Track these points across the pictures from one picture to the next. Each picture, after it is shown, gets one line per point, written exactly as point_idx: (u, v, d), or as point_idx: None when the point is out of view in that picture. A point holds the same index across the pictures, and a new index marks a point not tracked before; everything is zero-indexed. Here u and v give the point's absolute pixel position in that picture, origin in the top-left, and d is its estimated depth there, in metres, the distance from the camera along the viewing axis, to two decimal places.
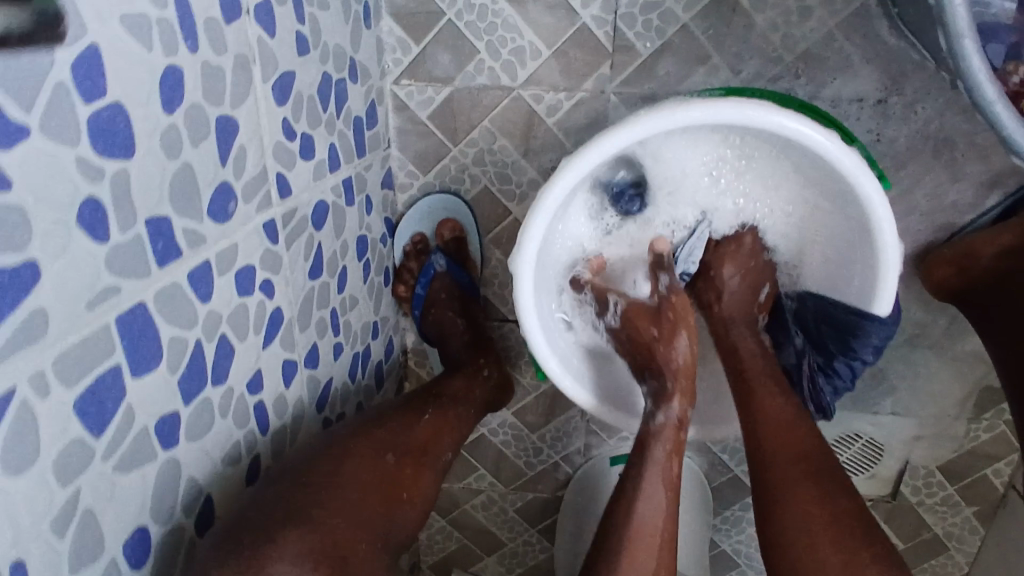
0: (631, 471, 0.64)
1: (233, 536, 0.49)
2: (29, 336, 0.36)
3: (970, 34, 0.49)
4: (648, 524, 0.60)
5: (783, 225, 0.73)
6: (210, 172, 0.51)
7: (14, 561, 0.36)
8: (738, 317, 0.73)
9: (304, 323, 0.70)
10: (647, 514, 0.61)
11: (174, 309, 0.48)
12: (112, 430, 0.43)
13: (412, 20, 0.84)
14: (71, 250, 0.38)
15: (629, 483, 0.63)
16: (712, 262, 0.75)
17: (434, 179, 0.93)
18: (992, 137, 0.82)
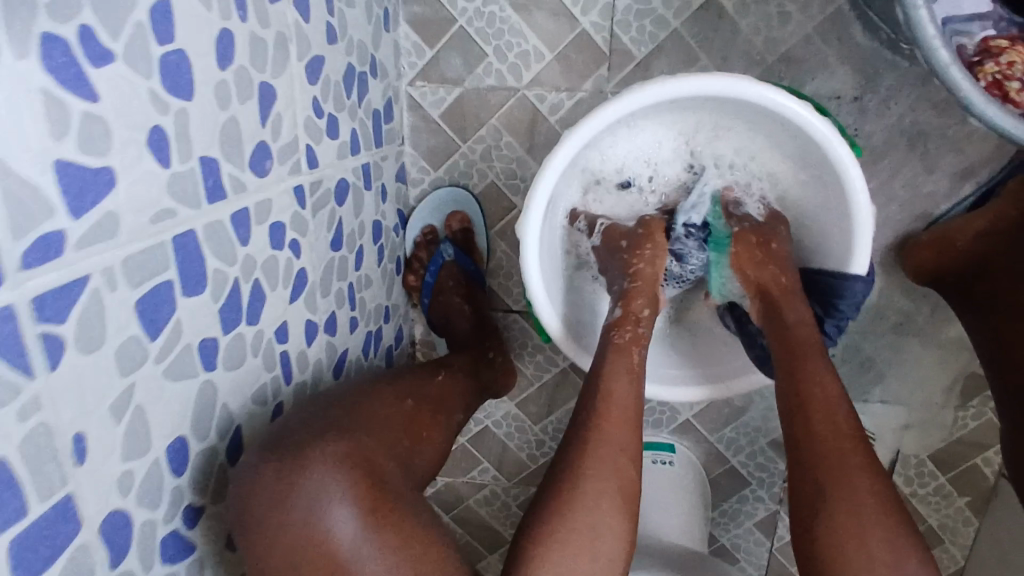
0: (604, 361, 0.68)
1: (277, 443, 0.52)
2: (102, 233, 0.41)
3: (924, 5, 0.56)
4: (621, 409, 0.64)
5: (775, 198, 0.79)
6: (252, 129, 0.58)
7: (76, 433, 0.40)
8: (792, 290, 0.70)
9: (325, 289, 0.75)
10: (621, 401, 0.65)
11: (218, 243, 0.54)
12: (164, 337, 0.48)
13: (426, 27, 0.92)
14: (140, 167, 0.44)
15: (604, 371, 0.67)
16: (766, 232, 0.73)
17: (444, 174, 1.00)
18: (961, 130, 0.89)
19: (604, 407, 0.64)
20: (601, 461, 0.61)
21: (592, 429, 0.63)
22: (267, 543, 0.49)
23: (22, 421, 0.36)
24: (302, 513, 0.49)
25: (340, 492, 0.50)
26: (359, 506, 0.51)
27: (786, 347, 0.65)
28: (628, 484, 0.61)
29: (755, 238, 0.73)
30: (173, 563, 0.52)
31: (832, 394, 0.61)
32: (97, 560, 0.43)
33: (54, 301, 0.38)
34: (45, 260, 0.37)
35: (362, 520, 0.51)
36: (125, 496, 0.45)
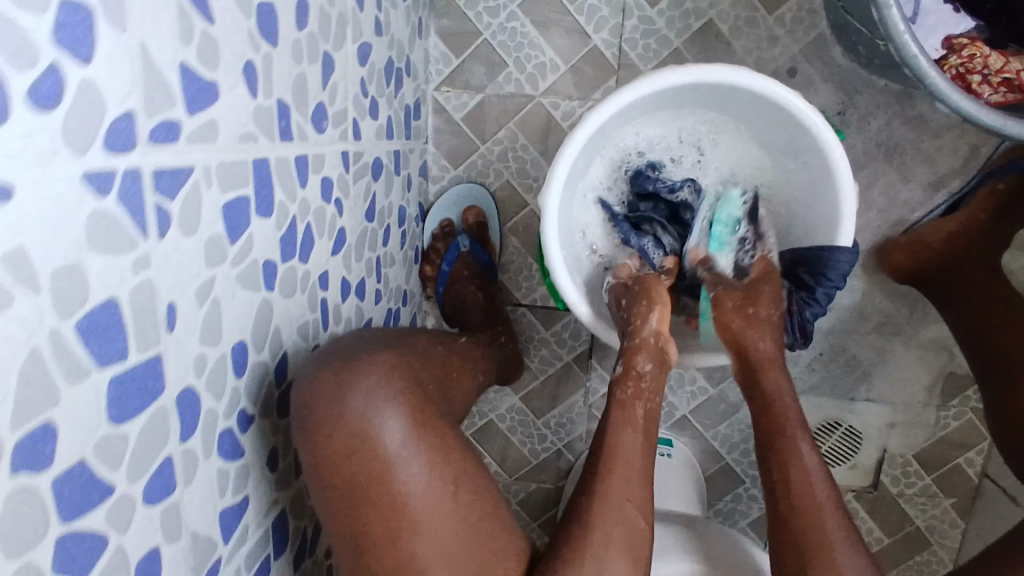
0: (608, 416, 0.72)
1: (338, 358, 0.61)
2: (204, 135, 0.48)
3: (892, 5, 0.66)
4: (628, 462, 0.69)
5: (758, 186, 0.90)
6: (315, 88, 0.66)
7: (169, 301, 0.46)
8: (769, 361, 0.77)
9: (358, 254, 0.82)
10: (628, 457, 0.69)
11: (284, 179, 0.61)
12: (239, 245, 0.54)
13: (454, 39, 1.03)
14: (235, 90, 0.52)
15: (609, 428, 0.71)
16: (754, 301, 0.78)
17: (463, 172, 1.08)
18: (933, 144, 0.99)
19: (611, 458, 0.69)
20: (608, 512, 0.66)
21: (599, 479, 0.67)
22: (325, 435, 0.57)
23: (135, 273, 0.42)
24: (358, 410, 0.58)
25: (389, 398, 0.60)
26: (405, 409, 0.60)
27: (769, 421, 0.74)
28: (632, 534, 0.66)
29: (735, 302, 0.78)
30: (227, 460, 0.56)
31: (810, 470, 0.71)
32: (172, 429, 0.48)
33: (166, 178, 0.44)
34: (164, 141, 0.44)
35: (406, 424, 0.60)
36: (198, 378, 0.51)
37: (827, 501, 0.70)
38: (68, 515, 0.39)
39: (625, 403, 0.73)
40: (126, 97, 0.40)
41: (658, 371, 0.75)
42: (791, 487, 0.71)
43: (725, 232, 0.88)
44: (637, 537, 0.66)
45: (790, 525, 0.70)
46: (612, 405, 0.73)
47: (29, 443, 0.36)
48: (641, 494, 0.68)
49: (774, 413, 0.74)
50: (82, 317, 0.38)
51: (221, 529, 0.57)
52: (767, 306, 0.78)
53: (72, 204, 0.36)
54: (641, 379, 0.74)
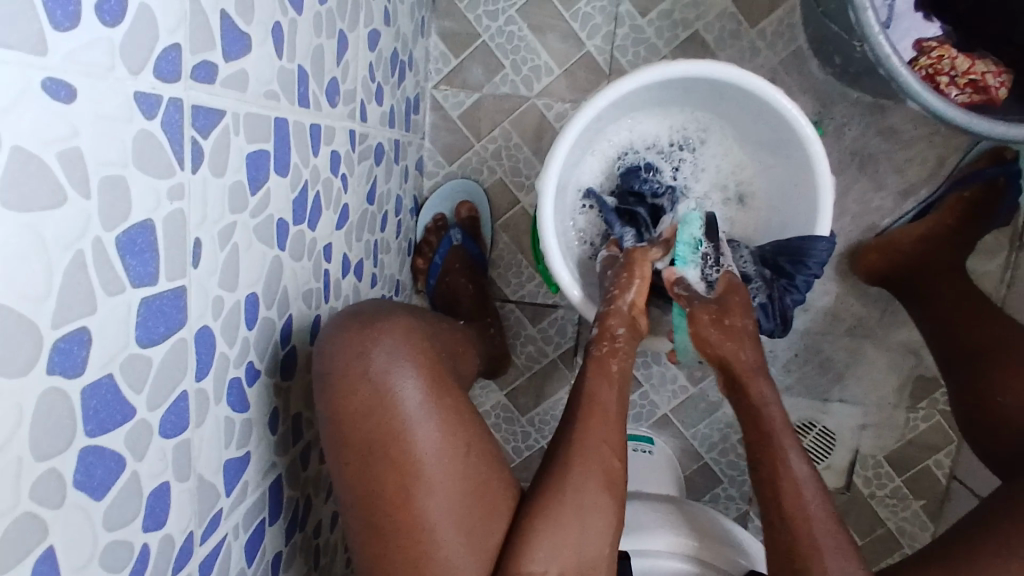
0: (585, 372, 0.74)
1: (358, 320, 0.64)
2: (235, 83, 0.50)
3: (870, 8, 0.73)
4: (604, 409, 0.71)
5: (740, 182, 0.95)
6: (330, 62, 0.69)
7: (195, 237, 0.47)
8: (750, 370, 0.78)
9: (358, 234, 0.84)
10: (604, 404, 0.71)
11: (299, 142, 0.63)
12: (258, 197, 0.56)
13: (454, 39, 1.07)
14: (264, 47, 0.54)
15: (586, 383, 0.73)
16: (730, 315, 0.79)
17: (457, 169, 1.12)
18: (903, 155, 1.06)
19: (589, 406, 0.71)
20: (586, 453, 0.67)
21: (576, 424, 0.69)
22: (347, 389, 0.59)
23: (170, 200, 0.43)
24: (380, 366, 0.60)
25: (408, 359, 0.62)
26: (422, 371, 0.62)
27: (756, 431, 0.76)
28: (610, 471, 0.67)
29: (711, 316, 0.78)
30: (233, 410, 0.56)
31: (800, 480, 0.72)
32: (189, 364, 0.48)
33: (203, 117, 0.46)
34: (203, 81, 0.46)
35: (423, 383, 0.62)
36: (214, 320, 0.51)
37: (818, 510, 0.70)
38: (93, 429, 0.39)
39: (601, 360, 0.75)
40: (175, 30, 0.42)
41: (630, 334, 0.77)
42: (781, 497, 0.71)
43: (689, 251, 0.85)
44: (615, 478, 0.67)
45: (780, 533, 0.70)
46: (588, 363, 0.75)
47: (64, 346, 0.36)
48: (617, 437, 0.70)
49: (762, 423, 0.75)
50: (122, 233, 0.39)
51: (224, 480, 0.56)
52: (737, 318, 0.79)
53: (120, 119, 0.38)
54: (615, 339, 0.76)
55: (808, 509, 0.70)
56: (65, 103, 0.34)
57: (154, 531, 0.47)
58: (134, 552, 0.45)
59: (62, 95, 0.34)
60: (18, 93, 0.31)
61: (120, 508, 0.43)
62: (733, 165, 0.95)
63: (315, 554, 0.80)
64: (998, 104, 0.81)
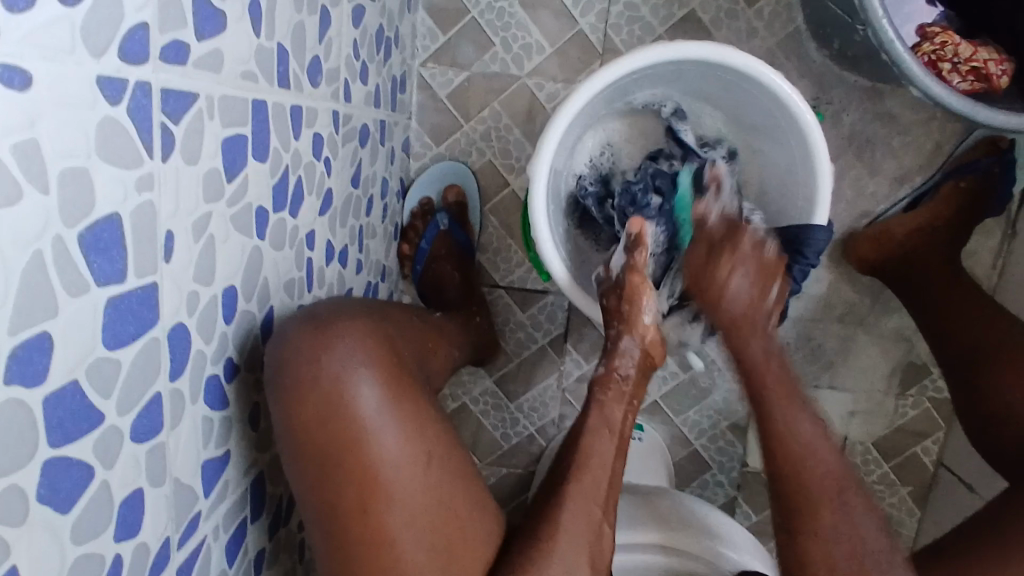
0: (587, 418, 0.73)
1: (309, 321, 0.60)
2: (209, 64, 0.47)
3: None
4: (600, 467, 0.69)
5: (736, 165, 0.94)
6: (312, 39, 0.65)
7: (166, 230, 0.44)
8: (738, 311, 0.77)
9: (343, 219, 0.81)
10: (595, 466, 0.69)
11: (279, 125, 0.60)
12: (236, 184, 0.53)
13: (442, 15, 1.03)
14: (240, 25, 0.51)
15: (585, 430, 0.72)
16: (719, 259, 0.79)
17: (446, 150, 1.08)
18: (900, 141, 1.05)
19: (583, 459, 0.69)
20: (575, 511, 0.66)
21: (569, 481, 0.68)
22: (300, 395, 0.56)
23: (139, 191, 0.40)
24: (334, 372, 0.57)
25: (365, 362, 0.59)
26: (378, 375, 0.59)
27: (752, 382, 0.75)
28: (597, 535, 0.67)
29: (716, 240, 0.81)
30: (211, 408, 0.54)
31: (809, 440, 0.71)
32: (162, 365, 0.46)
33: (174, 101, 0.43)
34: (174, 61, 0.43)
35: (381, 388, 0.58)
36: (189, 316, 0.48)
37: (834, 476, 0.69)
38: (58, 441, 0.37)
39: (604, 403, 0.74)
40: (141, 8, 0.39)
41: (642, 370, 0.77)
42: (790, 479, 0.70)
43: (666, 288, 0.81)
44: (602, 553, 0.67)
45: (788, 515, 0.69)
46: (590, 405, 0.74)
47: (25, 354, 0.33)
48: (606, 495, 0.69)
49: (755, 385, 0.74)
50: (86, 230, 0.36)
51: (202, 482, 0.53)
52: (730, 273, 0.78)
53: (83, 105, 0.35)
54: (623, 382, 0.76)
55: (830, 534, 0.67)
56: (21, 91, 0.31)
57: (126, 541, 0.45)
58: (105, 564, 0.43)
59: (17, 82, 0.31)
60: None
61: (90, 520, 0.41)
62: (730, 147, 0.93)
63: (300, 548, 0.78)
64: (999, 93, 0.78)
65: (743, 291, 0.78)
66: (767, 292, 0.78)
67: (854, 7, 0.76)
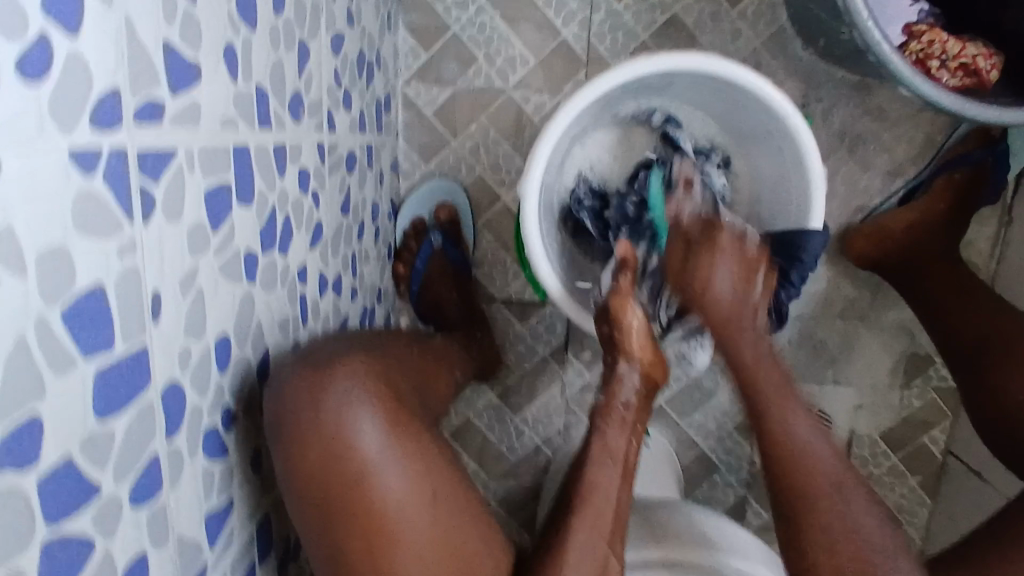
0: (589, 449, 0.72)
1: (305, 363, 0.59)
2: (186, 118, 0.47)
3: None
4: (603, 499, 0.68)
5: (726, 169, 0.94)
6: (291, 75, 0.65)
7: (152, 292, 0.43)
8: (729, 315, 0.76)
9: (335, 249, 0.80)
10: (599, 497, 0.68)
11: (263, 167, 0.59)
12: (222, 233, 0.52)
13: (424, 33, 1.02)
14: (216, 75, 0.50)
15: (589, 462, 0.71)
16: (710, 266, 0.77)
17: (435, 168, 1.08)
18: (891, 134, 1.04)
19: (585, 494, 0.68)
20: (577, 547, 0.65)
21: (570, 516, 0.67)
22: (300, 441, 0.55)
23: (121, 258, 0.40)
24: (333, 415, 0.56)
25: (364, 401, 0.58)
26: (379, 413, 0.58)
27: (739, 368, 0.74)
28: (605, 567, 0.65)
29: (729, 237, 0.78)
30: (211, 460, 0.53)
31: (803, 440, 0.70)
32: (157, 426, 0.45)
33: (151, 162, 0.43)
34: (148, 122, 0.42)
35: (382, 426, 0.58)
36: (182, 373, 0.48)
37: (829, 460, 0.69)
38: (55, 519, 0.36)
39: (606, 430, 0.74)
40: (112, 73, 0.38)
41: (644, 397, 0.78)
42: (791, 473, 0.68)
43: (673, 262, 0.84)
44: None
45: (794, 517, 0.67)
46: (592, 434, 0.74)
47: (13, 440, 0.33)
48: (613, 526, 0.68)
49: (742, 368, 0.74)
50: (68, 305, 0.36)
51: (207, 533, 0.53)
52: (710, 270, 0.77)
53: (57, 182, 0.35)
54: (625, 409, 0.76)
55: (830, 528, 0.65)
56: None
57: None
58: None
59: None
60: None
61: None
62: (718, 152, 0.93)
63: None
64: (988, 88, 0.77)
65: (728, 287, 0.76)
66: (750, 286, 0.77)
67: (839, 9, 0.76)
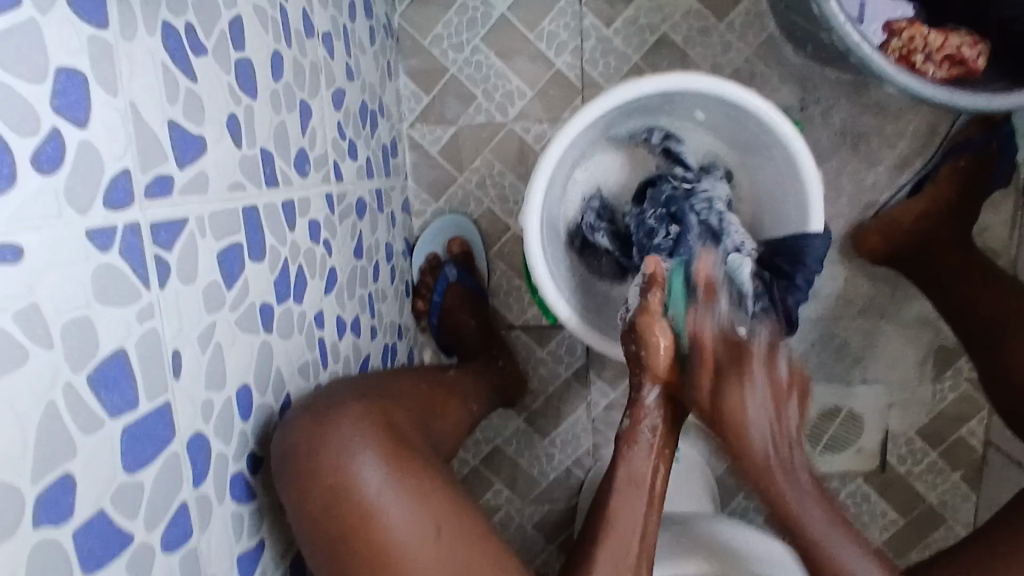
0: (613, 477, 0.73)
1: (308, 411, 0.61)
2: (195, 187, 0.51)
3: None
4: (627, 528, 0.69)
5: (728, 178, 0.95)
6: (294, 134, 0.69)
7: (173, 350, 0.47)
8: (739, 408, 0.69)
9: (351, 292, 0.84)
10: (623, 526, 0.69)
11: (272, 222, 0.63)
12: (237, 288, 0.56)
13: (423, 76, 1.07)
14: (221, 144, 0.55)
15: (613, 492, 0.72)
16: (730, 366, 0.70)
17: (445, 204, 1.11)
18: (894, 128, 1.04)
19: (608, 524, 0.69)
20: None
21: (598, 545, 0.68)
22: (305, 490, 0.56)
23: (140, 322, 0.44)
24: (334, 460, 0.57)
25: (366, 443, 0.59)
26: (379, 452, 0.59)
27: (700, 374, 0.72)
28: None
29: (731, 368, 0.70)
30: (239, 503, 0.56)
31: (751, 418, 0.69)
32: (185, 474, 0.48)
33: (164, 231, 0.47)
34: (159, 195, 0.46)
35: (383, 465, 0.59)
36: (206, 423, 0.51)
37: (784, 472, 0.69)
38: (92, 566, 0.39)
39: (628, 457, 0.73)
40: (122, 156, 0.42)
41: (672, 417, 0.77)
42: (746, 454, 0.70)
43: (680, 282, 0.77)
44: None
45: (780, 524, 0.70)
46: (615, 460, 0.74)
47: (50, 497, 0.36)
48: (639, 550, 0.69)
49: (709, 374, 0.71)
50: (94, 370, 0.40)
51: (240, 574, 0.56)
52: (743, 402, 0.69)
53: (78, 260, 0.39)
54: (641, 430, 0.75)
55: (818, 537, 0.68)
56: (14, 263, 0.34)
57: None
58: None
59: (8, 256, 0.34)
60: None
61: None
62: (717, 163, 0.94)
63: None
64: (977, 75, 0.78)
65: (763, 418, 0.69)
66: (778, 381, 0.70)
67: (815, 15, 0.78)
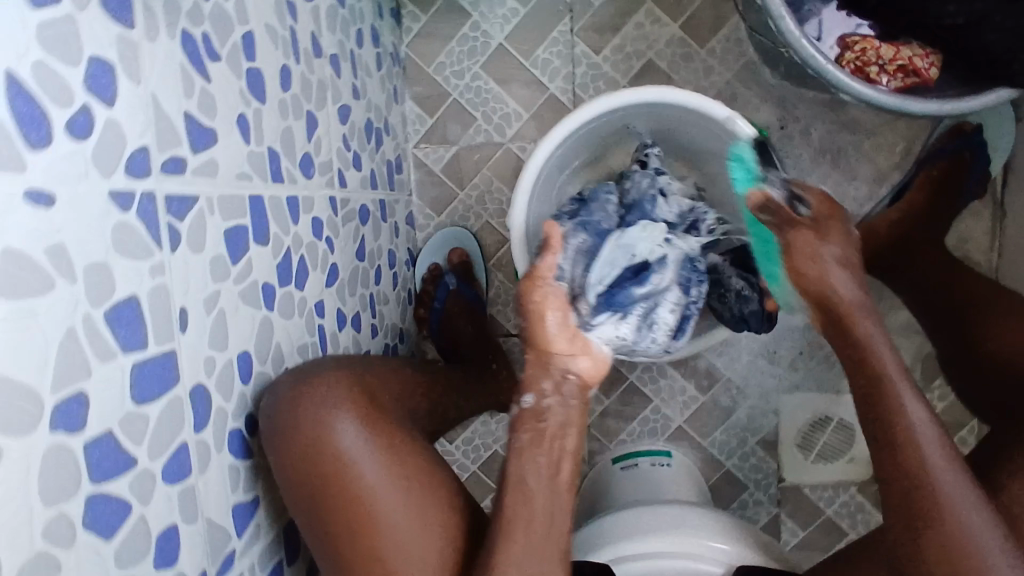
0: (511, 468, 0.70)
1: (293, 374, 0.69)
2: (205, 171, 0.58)
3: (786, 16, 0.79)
4: (526, 521, 0.67)
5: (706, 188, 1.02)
6: (300, 139, 0.77)
7: (180, 306, 0.54)
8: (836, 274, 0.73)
9: (352, 289, 0.91)
10: (522, 522, 0.66)
11: (277, 213, 0.71)
12: (241, 264, 0.64)
13: (427, 101, 1.16)
14: (231, 139, 0.63)
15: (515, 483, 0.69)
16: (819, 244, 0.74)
17: (446, 219, 1.19)
18: (871, 144, 1.10)
19: (502, 521, 0.67)
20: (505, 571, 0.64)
21: (496, 541, 0.66)
22: (283, 442, 0.63)
23: (152, 276, 0.51)
24: (313, 416, 0.64)
25: (341, 404, 0.67)
26: (353, 412, 0.67)
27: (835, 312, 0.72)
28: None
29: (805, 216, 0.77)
30: (236, 457, 0.62)
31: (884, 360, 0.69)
32: (186, 417, 0.55)
33: (176, 203, 0.54)
34: (173, 173, 0.54)
35: (357, 422, 0.66)
36: (208, 377, 0.58)
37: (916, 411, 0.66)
38: (98, 478, 0.45)
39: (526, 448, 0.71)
40: (142, 135, 0.50)
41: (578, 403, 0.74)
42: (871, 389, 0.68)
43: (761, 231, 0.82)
44: None
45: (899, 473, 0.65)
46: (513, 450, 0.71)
47: (66, 408, 0.43)
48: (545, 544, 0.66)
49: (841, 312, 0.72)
50: (109, 309, 0.47)
51: (235, 523, 0.61)
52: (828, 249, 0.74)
53: (101, 214, 0.46)
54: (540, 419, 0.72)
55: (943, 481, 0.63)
56: (47, 208, 0.42)
57: (165, 570, 0.52)
58: None
59: (42, 201, 0.41)
60: (11, 201, 0.39)
61: (131, 546, 0.49)
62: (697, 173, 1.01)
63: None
64: (931, 84, 0.85)
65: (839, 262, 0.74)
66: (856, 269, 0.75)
67: (775, 33, 0.84)
